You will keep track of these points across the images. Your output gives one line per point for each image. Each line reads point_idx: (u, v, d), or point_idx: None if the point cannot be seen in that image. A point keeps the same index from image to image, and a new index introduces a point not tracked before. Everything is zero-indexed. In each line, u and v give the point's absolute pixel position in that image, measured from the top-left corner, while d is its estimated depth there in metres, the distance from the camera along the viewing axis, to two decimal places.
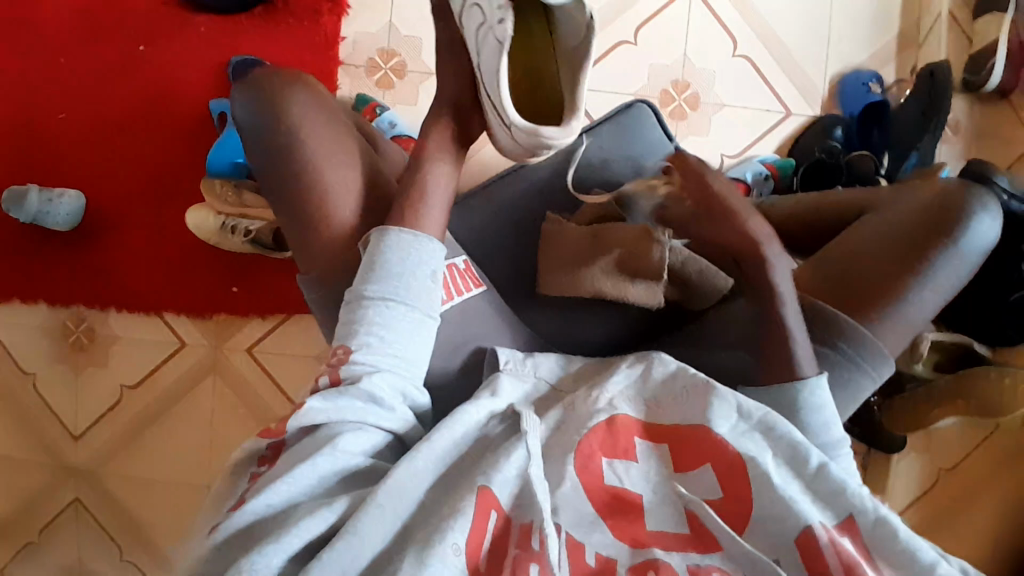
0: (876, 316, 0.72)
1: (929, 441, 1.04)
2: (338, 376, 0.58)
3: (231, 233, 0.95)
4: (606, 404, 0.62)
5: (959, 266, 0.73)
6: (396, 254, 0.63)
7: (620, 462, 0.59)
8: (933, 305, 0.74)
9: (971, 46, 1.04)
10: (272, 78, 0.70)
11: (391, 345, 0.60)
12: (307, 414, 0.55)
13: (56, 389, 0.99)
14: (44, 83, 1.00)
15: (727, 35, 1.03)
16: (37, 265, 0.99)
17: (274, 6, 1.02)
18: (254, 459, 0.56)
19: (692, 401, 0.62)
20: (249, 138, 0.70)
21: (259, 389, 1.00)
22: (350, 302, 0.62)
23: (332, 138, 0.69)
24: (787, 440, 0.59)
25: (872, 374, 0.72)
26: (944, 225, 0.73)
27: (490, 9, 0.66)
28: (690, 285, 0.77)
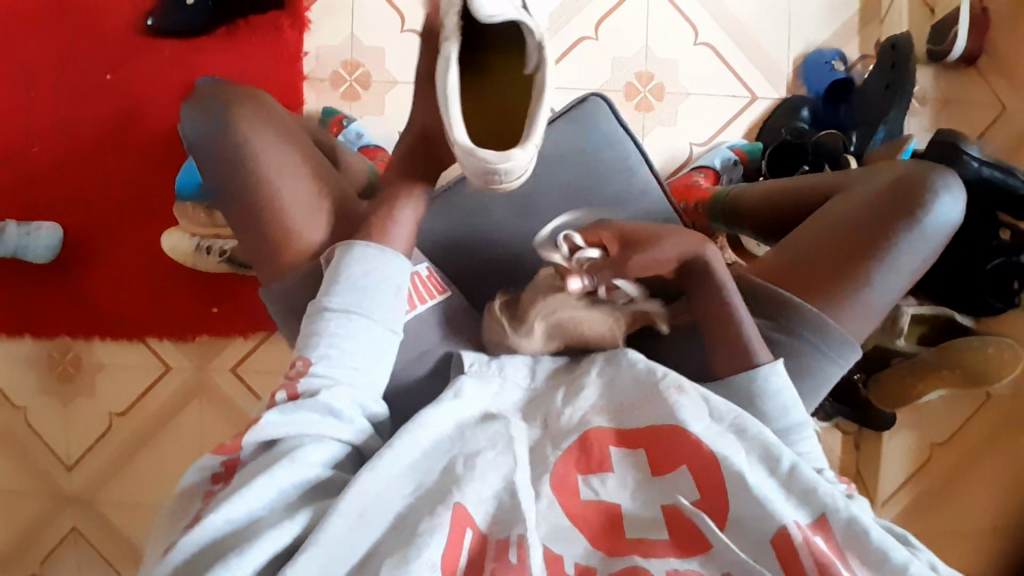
0: (837, 304, 0.69)
1: (921, 417, 1.02)
2: (296, 390, 0.58)
3: (206, 253, 0.97)
4: (578, 421, 0.62)
5: (925, 244, 0.69)
6: (360, 267, 0.63)
7: (595, 476, 0.59)
8: (897, 289, 0.70)
9: (933, 16, 1.02)
10: (218, 102, 0.69)
11: (350, 356, 0.60)
12: (265, 428, 0.56)
13: (47, 419, 1.03)
14: (18, 118, 1.02)
15: (688, 23, 1.02)
16: (22, 299, 1.02)
17: (235, 25, 1.02)
18: (209, 477, 0.57)
19: (654, 403, 0.62)
20: (203, 159, 0.69)
21: (244, 406, 1.03)
22: (310, 313, 0.62)
23: (280, 149, 0.68)
24: (760, 439, 0.59)
25: (838, 360, 0.70)
26: (905, 205, 0.69)
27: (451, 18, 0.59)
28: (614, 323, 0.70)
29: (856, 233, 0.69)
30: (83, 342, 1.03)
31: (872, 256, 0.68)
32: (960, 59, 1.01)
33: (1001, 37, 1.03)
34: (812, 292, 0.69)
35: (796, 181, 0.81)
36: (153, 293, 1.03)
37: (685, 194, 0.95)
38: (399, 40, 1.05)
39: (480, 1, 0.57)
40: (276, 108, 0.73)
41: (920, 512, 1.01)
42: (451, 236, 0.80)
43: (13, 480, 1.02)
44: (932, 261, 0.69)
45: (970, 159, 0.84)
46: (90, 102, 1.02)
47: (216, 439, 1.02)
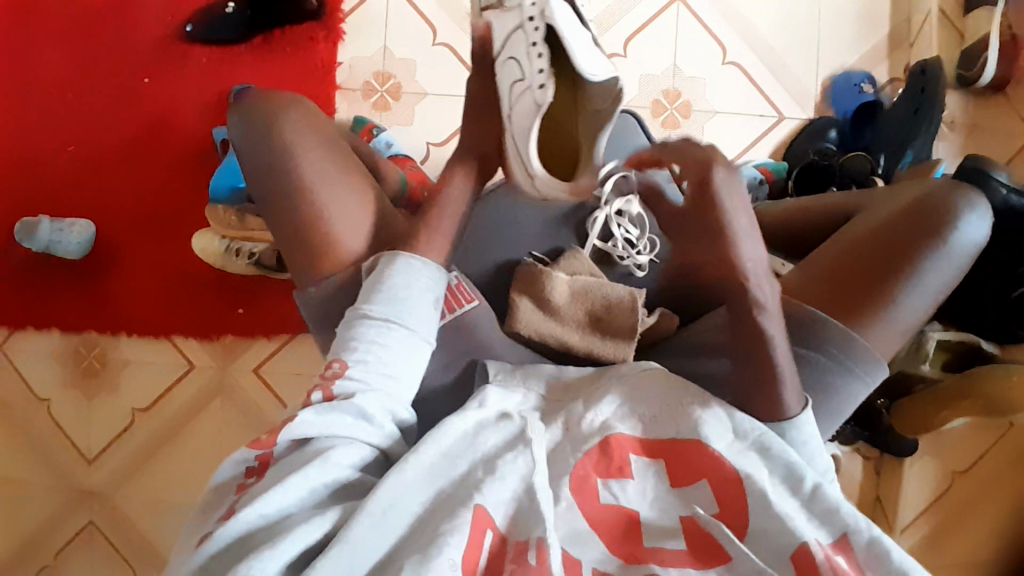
0: (864, 321, 0.68)
1: (943, 445, 1.01)
2: (331, 392, 0.59)
3: (234, 255, 0.99)
4: (598, 425, 0.61)
5: (950, 265, 0.69)
6: (403, 278, 0.65)
7: (615, 480, 0.58)
8: (922, 308, 0.70)
9: (963, 40, 1.03)
10: (263, 105, 0.70)
11: (385, 363, 0.61)
12: (299, 426, 0.56)
13: (71, 414, 1.04)
14: (58, 118, 1.04)
15: (716, 44, 1.04)
16: (52, 294, 1.04)
17: (272, 34, 1.05)
18: (241, 469, 0.57)
19: (677, 418, 0.61)
20: (246, 161, 0.70)
21: (265, 408, 1.04)
22: (350, 318, 0.63)
23: (325, 159, 0.68)
24: (784, 459, 0.58)
25: (866, 379, 0.69)
26: (931, 225, 0.69)
27: (531, 64, 0.67)
28: (608, 326, 0.75)
29: (882, 251, 0.69)
30: (109, 340, 1.04)
31: (898, 275, 0.68)
32: (990, 85, 1.02)
33: None
34: (839, 308, 0.69)
35: (825, 202, 0.82)
36: (179, 293, 1.04)
37: None
38: (431, 53, 1.07)
39: (583, 66, 0.68)
40: (321, 116, 0.73)
41: (939, 540, 1.00)
42: (483, 248, 0.82)
43: (35, 472, 1.03)
44: (958, 281, 0.69)
45: (999, 185, 0.83)
46: (128, 105, 1.05)
47: (236, 440, 1.03)
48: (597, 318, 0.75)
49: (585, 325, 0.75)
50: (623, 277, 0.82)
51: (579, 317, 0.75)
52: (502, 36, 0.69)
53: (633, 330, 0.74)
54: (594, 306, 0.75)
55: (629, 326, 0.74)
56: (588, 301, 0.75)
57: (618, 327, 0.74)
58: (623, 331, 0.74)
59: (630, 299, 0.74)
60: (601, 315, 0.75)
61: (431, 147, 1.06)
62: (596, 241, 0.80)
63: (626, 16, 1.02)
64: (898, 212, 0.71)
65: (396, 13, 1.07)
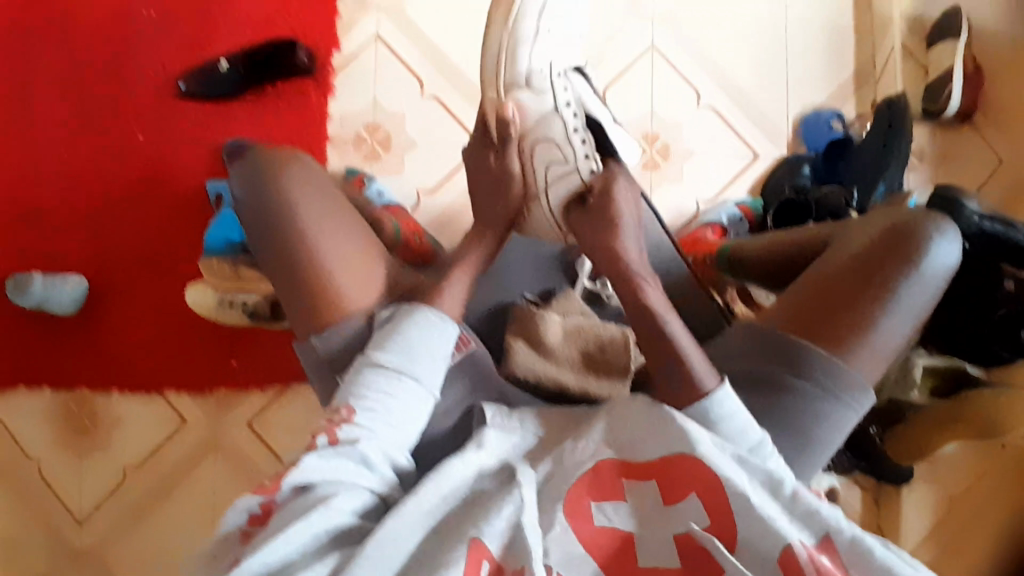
0: (849, 346, 0.70)
1: (936, 468, 1.02)
2: (335, 436, 0.59)
3: (228, 307, 1.01)
4: (591, 452, 0.62)
5: (927, 287, 0.72)
6: (418, 332, 0.66)
7: (609, 504, 0.59)
8: (902, 331, 0.72)
9: (926, 76, 1.09)
10: (268, 159, 0.73)
11: (390, 413, 0.62)
12: (303, 472, 0.56)
13: (61, 473, 1.02)
14: (55, 178, 1.07)
15: (690, 87, 1.08)
16: (45, 352, 1.05)
17: (265, 90, 1.09)
18: (242, 514, 0.56)
19: (659, 428, 0.61)
20: (247, 211, 0.73)
21: (258, 460, 1.03)
22: (360, 365, 0.64)
23: (325, 209, 0.72)
24: (762, 466, 0.59)
25: (852, 405, 0.70)
26: (905, 250, 0.72)
27: (574, 150, 0.76)
28: (602, 364, 0.78)
29: (864, 274, 0.71)
30: (101, 395, 1.04)
31: (879, 298, 0.71)
32: (957, 115, 1.06)
33: (993, 96, 1.08)
34: (825, 335, 0.70)
35: (802, 232, 0.84)
36: (174, 346, 1.05)
37: (692, 247, 0.98)
38: (419, 105, 1.10)
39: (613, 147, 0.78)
40: (319, 167, 0.77)
41: (942, 566, 0.99)
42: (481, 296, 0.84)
43: (24, 535, 1.01)
44: (933, 303, 0.71)
45: (972, 213, 0.84)
46: (124, 163, 1.08)
47: (230, 495, 1.02)
48: (591, 359, 0.78)
49: (580, 363, 0.78)
50: (613, 317, 0.88)
51: (573, 357, 0.78)
52: (538, 112, 0.75)
53: (627, 369, 0.77)
54: (588, 346, 0.79)
55: (623, 365, 0.78)
56: (581, 342, 0.79)
57: (611, 365, 0.77)
58: (615, 369, 0.77)
59: (621, 338, 0.79)
60: (595, 355, 0.78)
61: (421, 194, 1.08)
62: (585, 281, 0.89)
63: (605, 62, 1.06)
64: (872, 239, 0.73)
65: (384, 67, 1.11)
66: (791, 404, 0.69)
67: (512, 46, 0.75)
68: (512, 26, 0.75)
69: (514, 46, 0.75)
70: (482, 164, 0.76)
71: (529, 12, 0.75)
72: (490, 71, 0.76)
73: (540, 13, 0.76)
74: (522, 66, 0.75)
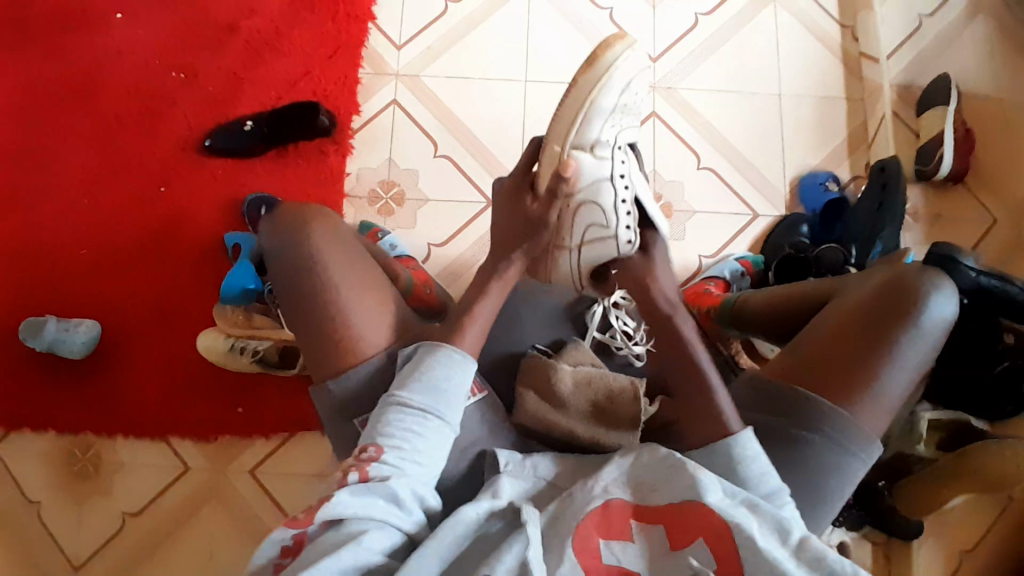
0: (852, 398, 0.66)
1: (946, 523, 1.00)
2: (367, 473, 0.59)
3: (238, 353, 1.01)
4: (600, 490, 0.62)
5: (927, 337, 0.67)
6: (443, 370, 0.65)
7: (617, 542, 0.59)
8: (907, 382, 0.68)
9: (917, 139, 1.15)
10: (295, 214, 0.74)
11: (418, 452, 0.62)
12: (337, 506, 0.56)
13: (60, 518, 1.01)
14: (80, 227, 1.12)
15: (691, 151, 1.14)
16: (52, 394, 1.05)
17: (286, 149, 1.14)
18: (275, 547, 0.57)
19: (675, 478, 0.61)
20: (273, 263, 0.73)
21: (257, 508, 1.02)
22: (386, 404, 0.64)
23: (347, 262, 0.71)
24: (772, 513, 0.58)
25: (861, 456, 0.67)
26: (902, 299, 0.68)
27: (617, 217, 0.71)
28: (611, 414, 0.74)
29: (858, 324, 0.68)
30: (105, 439, 1.04)
31: (875, 348, 0.67)
32: (948, 178, 1.11)
33: (982, 162, 1.13)
34: (826, 387, 0.67)
35: (809, 285, 0.82)
36: (180, 392, 1.06)
37: (697, 300, 1.00)
38: (432, 164, 1.15)
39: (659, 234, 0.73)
40: (342, 224, 0.77)
41: None
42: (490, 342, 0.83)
43: None
44: (935, 354, 0.67)
45: (968, 269, 0.89)
46: (146, 213, 1.13)
47: (229, 547, 1.00)
48: (601, 408, 0.74)
49: (589, 412, 0.74)
50: (620, 368, 0.85)
51: (582, 408, 0.75)
52: (593, 179, 0.69)
53: (638, 419, 0.72)
54: (598, 396, 0.75)
55: (634, 415, 0.73)
56: (591, 392, 0.76)
57: (621, 418, 0.73)
58: (626, 420, 0.73)
59: (632, 388, 0.74)
60: (604, 406, 0.74)
61: (432, 248, 1.12)
62: (594, 332, 0.85)
63: None
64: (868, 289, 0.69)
65: (401, 130, 1.17)
66: (799, 457, 0.67)
67: (589, 107, 0.66)
68: (593, 88, 0.66)
69: (592, 112, 0.66)
70: (516, 205, 0.71)
71: (617, 80, 0.66)
72: (557, 124, 0.68)
73: (626, 83, 0.67)
74: (592, 132, 0.68)
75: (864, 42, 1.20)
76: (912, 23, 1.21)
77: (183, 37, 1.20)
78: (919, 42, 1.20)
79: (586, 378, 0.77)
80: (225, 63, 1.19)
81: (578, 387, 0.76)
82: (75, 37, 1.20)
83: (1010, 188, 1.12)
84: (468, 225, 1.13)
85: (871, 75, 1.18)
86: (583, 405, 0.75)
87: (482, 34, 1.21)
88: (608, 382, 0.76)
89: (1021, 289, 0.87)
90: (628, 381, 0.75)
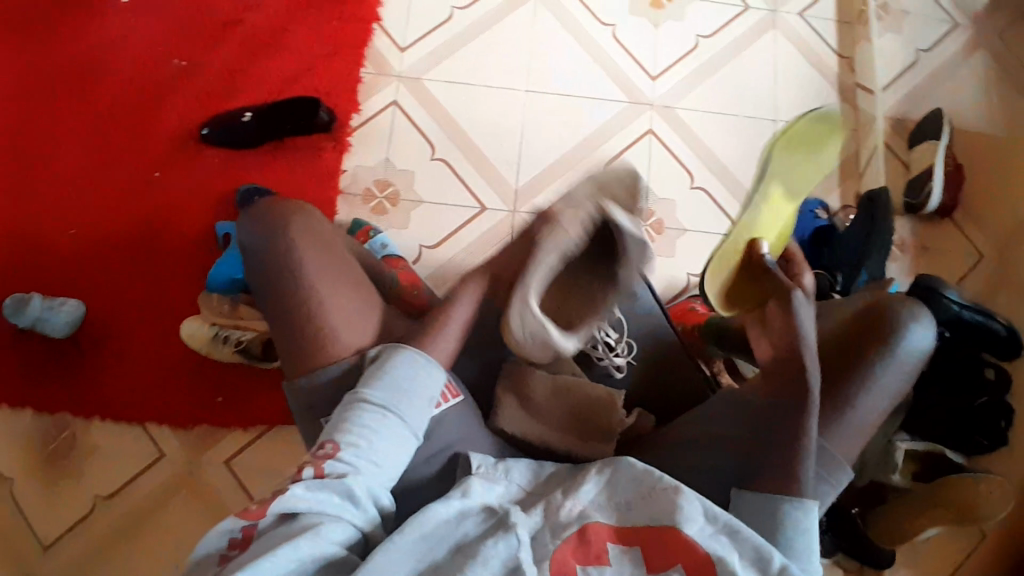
0: (830, 426, 0.65)
1: (915, 552, 1.00)
2: (322, 470, 0.59)
3: (221, 342, 1.01)
4: (576, 514, 0.61)
5: (903, 366, 0.66)
6: (403, 369, 0.66)
7: (594, 567, 0.57)
8: (878, 413, 0.66)
9: (908, 172, 1.16)
10: (276, 207, 0.74)
11: (375, 451, 0.62)
12: (290, 499, 0.56)
13: (30, 498, 1.00)
14: (71, 209, 1.12)
15: (684, 170, 1.16)
16: (31, 372, 1.05)
17: (283, 142, 1.15)
18: (224, 540, 0.55)
19: (657, 502, 0.61)
20: (251, 256, 0.72)
21: (230, 498, 1.01)
22: (349, 402, 0.64)
23: (327, 262, 0.71)
24: (752, 542, 0.58)
25: (831, 481, 0.64)
26: (882, 329, 0.67)
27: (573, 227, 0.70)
28: (589, 424, 0.74)
29: (835, 352, 0.68)
30: (81, 421, 1.04)
31: (852, 374, 0.66)
32: (936, 212, 1.12)
33: (971, 198, 1.15)
34: None
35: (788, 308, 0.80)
36: (161, 378, 1.05)
37: (682, 318, 1.01)
38: (428, 167, 1.16)
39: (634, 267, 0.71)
40: (322, 220, 0.77)
41: None
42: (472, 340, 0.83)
43: None
44: (906, 388, 0.67)
45: (951, 302, 0.90)
46: (139, 199, 1.13)
47: (199, 539, 0.99)
48: (579, 419, 0.75)
49: (566, 422, 0.74)
50: (600, 377, 0.81)
51: (561, 417, 0.75)
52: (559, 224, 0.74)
53: (615, 431, 0.74)
54: (575, 407, 0.75)
55: (611, 426, 0.74)
56: (569, 400, 0.76)
57: (599, 429, 0.74)
58: (603, 430, 0.74)
59: (608, 398, 0.76)
60: (582, 413, 0.75)
61: (423, 249, 1.12)
62: None
63: (606, 144, 1.17)
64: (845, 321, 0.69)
65: (399, 131, 1.17)
66: None
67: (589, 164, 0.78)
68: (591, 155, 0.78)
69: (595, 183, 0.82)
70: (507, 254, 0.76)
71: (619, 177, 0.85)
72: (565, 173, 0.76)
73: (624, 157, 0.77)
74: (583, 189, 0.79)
75: (860, 74, 1.22)
76: (909, 57, 1.23)
77: (189, 25, 1.21)
78: (914, 76, 1.22)
79: (561, 386, 0.77)
80: (229, 55, 1.20)
81: (556, 396, 0.76)
82: (80, 20, 1.21)
83: (998, 225, 1.14)
84: (460, 229, 1.13)
85: (865, 106, 1.20)
86: (561, 415, 0.75)
87: (485, 40, 1.22)
88: (585, 391, 0.76)
89: (1002, 326, 0.92)
90: (607, 393, 0.76)
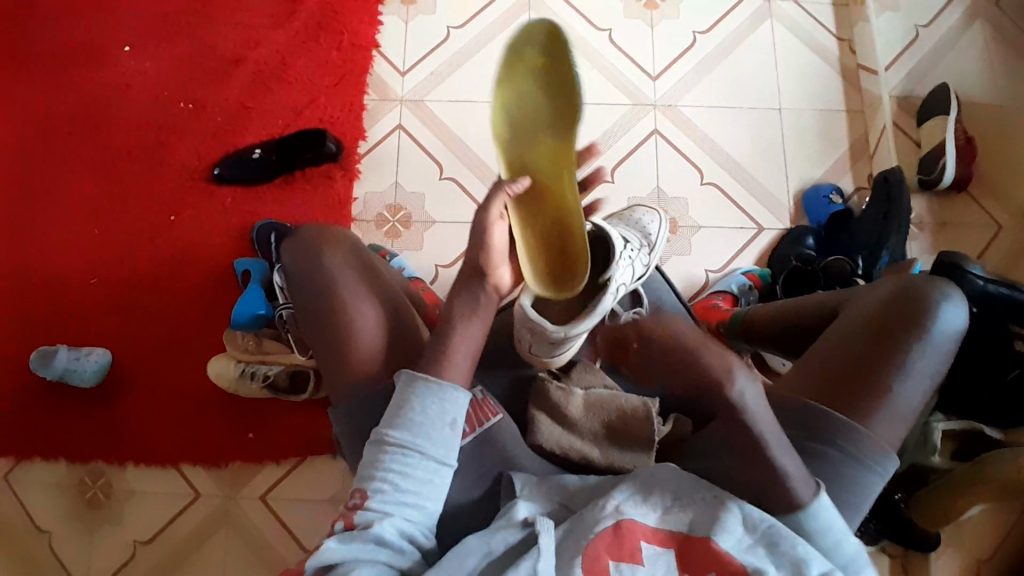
0: (870, 413, 0.64)
1: (961, 534, 0.98)
2: (351, 521, 0.60)
3: (249, 378, 1.01)
4: (612, 510, 0.60)
5: (940, 350, 0.66)
6: (418, 404, 0.63)
7: (627, 565, 0.56)
8: (918, 399, 0.65)
9: (919, 149, 1.16)
10: (312, 235, 0.75)
11: (402, 492, 0.61)
12: (324, 552, 0.57)
13: (71, 548, 1.02)
14: (89, 258, 1.13)
15: (693, 167, 1.16)
16: (61, 423, 1.06)
17: (293, 174, 1.16)
18: None
19: (697, 513, 0.60)
20: (291, 282, 0.74)
21: (271, 534, 1.01)
22: (373, 444, 0.63)
23: (361, 282, 0.72)
24: (790, 554, 0.56)
25: (878, 470, 0.63)
26: (913, 317, 0.66)
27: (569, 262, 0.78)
28: (624, 435, 0.73)
29: (868, 339, 0.66)
30: (116, 467, 1.05)
31: (888, 361, 0.65)
32: (952, 187, 1.11)
33: (985, 169, 1.14)
34: (845, 402, 0.64)
35: (811, 298, 0.79)
36: (191, 417, 1.06)
37: (705, 314, 0.99)
38: (437, 186, 1.16)
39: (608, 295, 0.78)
40: (358, 240, 0.78)
41: None
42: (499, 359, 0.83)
43: None
44: (944, 371, 0.66)
45: (975, 277, 0.87)
46: (157, 244, 1.14)
47: None
48: (614, 428, 0.74)
49: (601, 433, 0.74)
50: None
51: (595, 429, 0.74)
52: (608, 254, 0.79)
53: (652, 442, 0.72)
54: (609, 418, 0.74)
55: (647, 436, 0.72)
56: (602, 414, 0.75)
57: (634, 439, 0.72)
58: (640, 440, 0.72)
59: (643, 408, 0.73)
60: (616, 425, 0.73)
61: (439, 269, 1.12)
62: None
63: (610, 148, 1.17)
64: (877, 310, 0.68)
65: (405, 153, 1.18)
66: (813, 474, 0.63)
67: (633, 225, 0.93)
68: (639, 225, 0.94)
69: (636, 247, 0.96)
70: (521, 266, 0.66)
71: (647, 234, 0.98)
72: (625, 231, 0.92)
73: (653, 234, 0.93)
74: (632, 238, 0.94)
75: (861, 54, 1.22)
76: (909, 34, 1.22)
77: (192, 66, 1.23)
78: (916, 52, 1.21)
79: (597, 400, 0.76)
80: (233, 94, 1.21)
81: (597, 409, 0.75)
82: (86, 72, 1.23)
83: (1015, 196, 1.12)
84: None
85: (869, 87, 1.19)
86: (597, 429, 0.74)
87: (484, 56, 1.23)
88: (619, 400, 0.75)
89: None
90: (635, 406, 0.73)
